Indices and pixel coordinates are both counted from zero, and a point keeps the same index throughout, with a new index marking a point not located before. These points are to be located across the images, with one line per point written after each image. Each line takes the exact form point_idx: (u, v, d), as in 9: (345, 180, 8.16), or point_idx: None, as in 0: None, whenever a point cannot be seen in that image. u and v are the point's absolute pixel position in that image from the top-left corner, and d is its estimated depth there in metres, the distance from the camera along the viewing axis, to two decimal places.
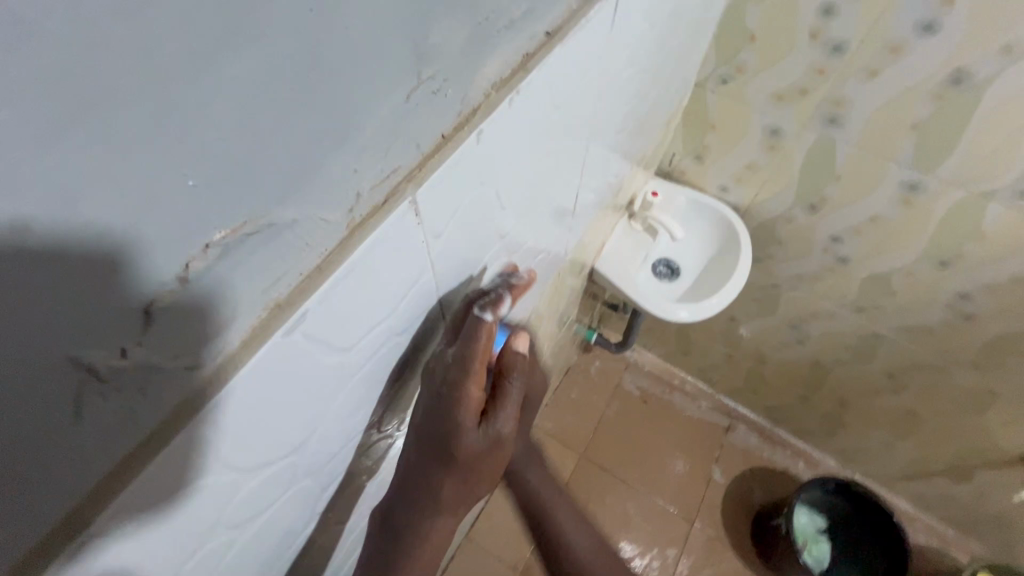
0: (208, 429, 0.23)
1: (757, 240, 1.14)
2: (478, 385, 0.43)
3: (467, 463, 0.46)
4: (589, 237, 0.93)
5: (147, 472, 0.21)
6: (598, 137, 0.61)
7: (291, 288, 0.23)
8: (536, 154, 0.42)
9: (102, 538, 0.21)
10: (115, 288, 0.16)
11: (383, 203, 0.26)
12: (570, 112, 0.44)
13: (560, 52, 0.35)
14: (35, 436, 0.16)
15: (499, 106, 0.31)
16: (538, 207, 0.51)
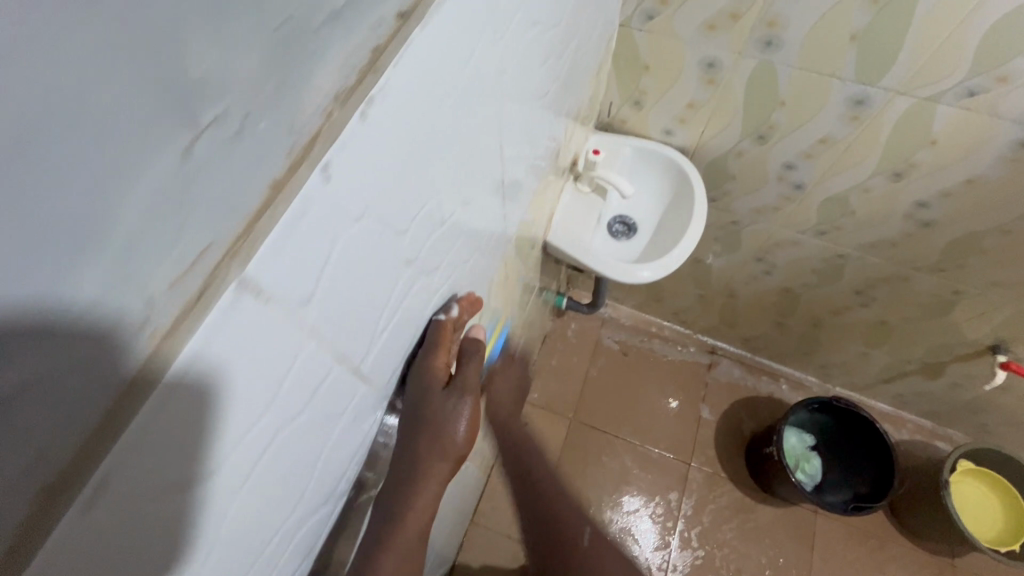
0: (104, 499, 0.19)
1: (710, 179, 1.09)
2: (443, 362, 0.52)
3: (438, 430, 0.53)
4: (534, 212, 0.86)
5: None
6: (516, 110, 0.54)
7: (70, 455, 0.17)
8: (431, 158, 0.35)
9: None
10: None
11: (200, 297, 0.19)
12: (465, 98, 0.37)
13: (426, 33, 0.28)
14: None
15: (347, 126, 0.24)
16: (455, 213, 0.45)
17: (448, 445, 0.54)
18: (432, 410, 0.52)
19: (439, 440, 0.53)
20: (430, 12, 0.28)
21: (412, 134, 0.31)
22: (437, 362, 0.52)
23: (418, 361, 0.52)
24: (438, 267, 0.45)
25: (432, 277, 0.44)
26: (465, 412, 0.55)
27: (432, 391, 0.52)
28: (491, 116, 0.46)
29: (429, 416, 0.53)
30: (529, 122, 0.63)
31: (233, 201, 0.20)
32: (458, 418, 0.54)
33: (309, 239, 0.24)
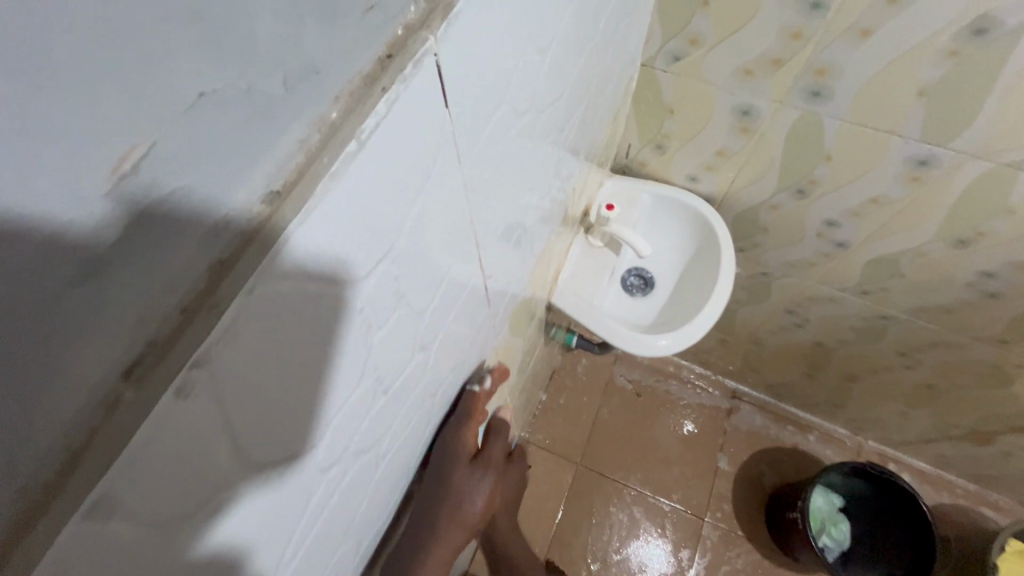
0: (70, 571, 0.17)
1: (737, 230, 0.98)
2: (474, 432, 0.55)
3: (461, 493, 0.56)
4: (537, 277, 0.75)
5: None
6: (503, 201, 0.44)
7: None
8: (356, 334, 0.27)
9: None
10: None
11: None
12: (408, 243, 0.29)
13: (303, 231, 0.19)
14: None
15: (157, 404, 0.17)
16: (419, 352, 0.37)
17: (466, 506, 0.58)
18: (458, 475, 0.55)
19: (458, 506, 0.56)
20: (314, 196, 0.19)
21: (315, 333, 0.23)
22: (470, 432, 0.55)
23: (371, 516, 0.43)
24: (395, 422, 0.38)
25: (379, 440, 0.37)
26: (485, 478, 0.60)
27: (462, 456, 0.55)
28: (462, 236, 0.36)
29: (453, 483, 0.55)
30: (526, 200, 0.53)
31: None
32: (479, 485, 0.59)
33: (83, 564, 0.17)
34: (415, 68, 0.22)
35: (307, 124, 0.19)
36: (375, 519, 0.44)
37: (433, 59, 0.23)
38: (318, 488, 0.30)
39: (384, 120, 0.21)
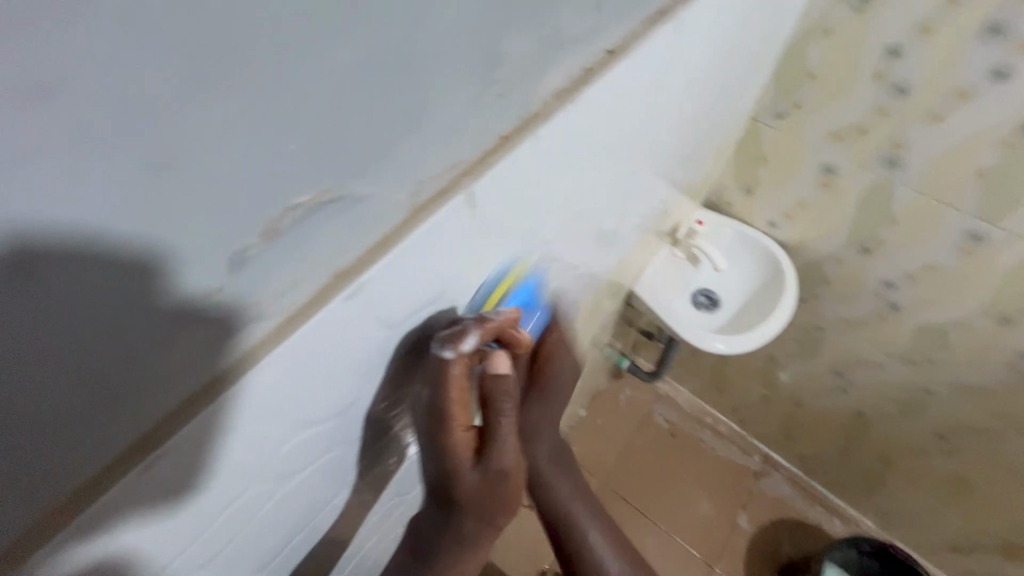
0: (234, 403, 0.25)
1: (803, 279, 1.12)
2: (459, 424, 0.39)
3: (472, 502, 0.42)
4: (630, 259, 0.92)
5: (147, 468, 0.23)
6: (650, 158, 0.63)
7: (347, 264, 0.26)
8: (589, 166, 0.45)
9: (98, 529, 0.24)
10: (152, 295, 0.18)
11: (441, 193, 0.29)
12: (624, 131, 0.47)
13: (625, 66, 0.38)
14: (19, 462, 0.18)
15: (561, 113, 0.34)
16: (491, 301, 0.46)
17: (484, 524, 0.44)
18: (459, 480, 0.41)
19: (473, 518, 0.43)
20: (633, 53, 0.38)
21: (428, 244, 0.30)
22: (456, 425, 0.39)
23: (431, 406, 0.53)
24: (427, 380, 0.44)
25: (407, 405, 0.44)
26: (501, 483, 0.42)
27: (453, 451, 0.40)
28: (637, 149, 0.54)
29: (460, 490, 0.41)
30: (654, 176, 0.71)
31: (306, 193, 0.21)
32: (497, 489, 0.42)
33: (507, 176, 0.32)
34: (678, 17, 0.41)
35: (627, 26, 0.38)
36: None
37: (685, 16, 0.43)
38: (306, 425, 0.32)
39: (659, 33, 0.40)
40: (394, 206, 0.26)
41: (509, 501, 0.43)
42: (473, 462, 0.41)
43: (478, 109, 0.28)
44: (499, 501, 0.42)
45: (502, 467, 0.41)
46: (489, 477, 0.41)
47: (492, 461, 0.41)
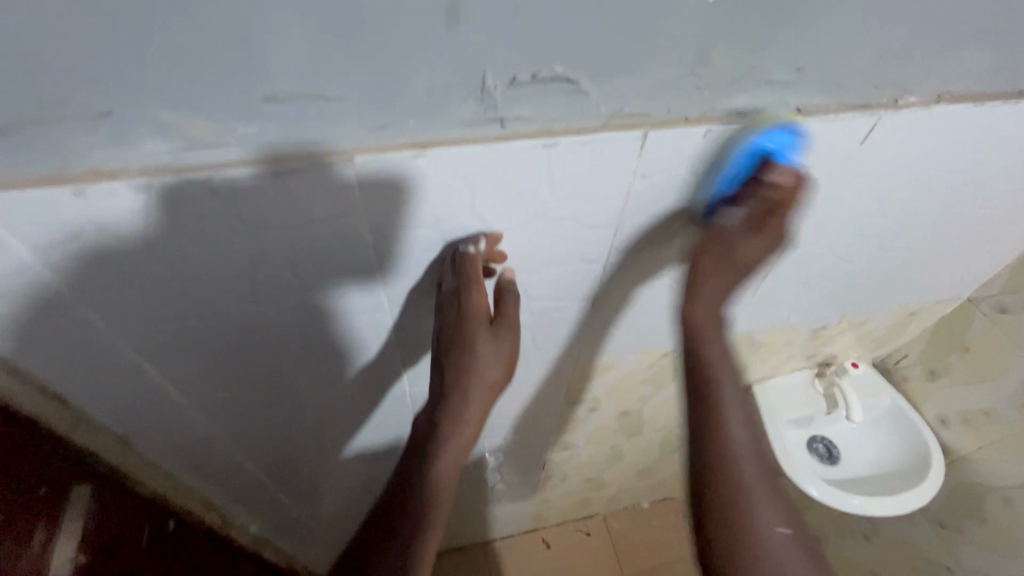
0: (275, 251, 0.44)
1: (956, 500, 0.97)
2: (484, 291, 0.49)
3: (484, 355, 0.52)
4: (765, 357, 0.94)
5: (215, 270, 0.44)
6: (825, 253, 0.68)
7: (563, 125, 0.42)
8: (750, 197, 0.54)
9: (194, 296, 0.46)
10: (225, 173, 0.38)
11: (627, 122, 0.43)
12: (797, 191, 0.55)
13: (806, 122, 0.47)
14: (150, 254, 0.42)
15: (730, 124, 0.45)
16: (624, 255, 0.57)
17: (479, 390, 0.52)
18: (473, 341, 0.51)
19: (483, 368, 0.52)
20: (818, 117, 0.48)
21: (595, 153, 0.44)
22: (479, 292, 0.49)
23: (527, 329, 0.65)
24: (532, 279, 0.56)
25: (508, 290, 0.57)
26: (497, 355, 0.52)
27: (476, 317, 0.50)
28: (807, 221, 0.61)
29: (475, 347, 0.51)
30: (825, 283, 0.75)
31: (562, 66, 0.38)
32: (502, 347, 0.53)
33: (681, 140, 0.46)
34: (874, 114, 0.49)
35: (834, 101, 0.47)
36: (595, 324, 0.68)
37: (890, 119, 0.50)
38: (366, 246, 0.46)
39: (853, 118, 0.49)
40: (592, 111, 0.42)
41: (509, 360, 0.54)
42: (489, 328, 0.52)
43: (676, 88, 0.42)
44: (507, 355, 0.53)
45: (509, 331, 0.53)
46: (498, 336, 0.52)
47: (501, 326, 0.52)
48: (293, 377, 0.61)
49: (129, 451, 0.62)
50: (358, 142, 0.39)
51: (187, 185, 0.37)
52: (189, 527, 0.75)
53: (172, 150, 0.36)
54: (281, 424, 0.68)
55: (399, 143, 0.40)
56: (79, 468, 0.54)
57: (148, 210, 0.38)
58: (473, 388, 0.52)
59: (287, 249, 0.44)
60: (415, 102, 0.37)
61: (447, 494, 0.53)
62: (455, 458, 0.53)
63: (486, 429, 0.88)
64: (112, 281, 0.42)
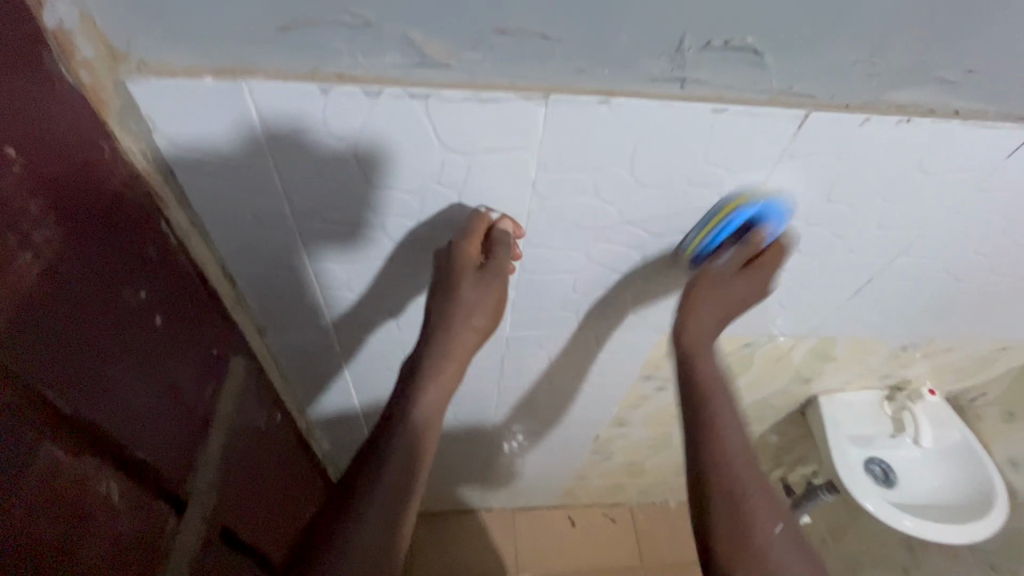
0: (339, 192, 0.51)
1: (1011, 544, 0.96)
2: (475, 245, 0.54)
3: (467, 299, 0.56)
4: (840, 368, 0.95)
5: (286, 207, 0.52)
6: (936, 268, 0.69)
7: (734, 94, 0.46)
8: (884, 194, 0.57)
9: (273, 230, 0.55)
10: (303, 131, 0.45)
11: (793, 102, 0.47)
12: (931, 196, 0.57)
13: (961, 126, 0.50)
14: (235, 195, 0.50)
15: (889, 116, 0.48)
16: (743, 232, 0.60)
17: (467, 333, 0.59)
18: (464, 282, 0.55)
19: (466, 311, 0.57)
20: (975, 122, 0.50)
21: (756, 126, 0.48)
22: (471, 246, 0.54)
23: (630, 290, 0.69)
24: (656, 241, 0.60)
25: (630, 248, 0.61)
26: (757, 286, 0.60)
27: (464, 265, 0.54)
28: (927, 231, 0.62)
29: (463, 291, 0.55)
30: (925, 300, 0.76)
31: (753, 38, 0.42)
32: (488, 291, 0.56)
33: (838, 127, 0.48)
34: None
35: (991, 111, 0.50)
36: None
37: None
38: (433, 190, 0.52)
39: (1008, 128, 0.50)
40: (763, 84, 0.46)
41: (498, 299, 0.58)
42: (478, 273, 0.55)
43: (849, 73, 0.45)
44: (485, 298, 0.57)
45: (496, 278, 0.56)
46: (489, 281, 0.55)
47: (492, 271, 0.55)
48: (417, 299, 0.67)
49: (260, 338, 0.70)
50: (553, 83, 0.44)
51: (413, 101, 0.43)
52: (286, 422, 0.83)
53: (407, 66, 0.42)
54: (390, 342, 0.75)
55: (591, 89, 0.44)
56: (235, 342, 0.62)
57: (369, 120, 0.44)
58: (453, 322, 0.57)
59: (344, 196, 0.51)
60: (616, 51, 0.42)
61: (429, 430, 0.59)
62: (441, 392, 0.59)
63: (558, 388, 0.93)
64: (306, 177, 0.49)
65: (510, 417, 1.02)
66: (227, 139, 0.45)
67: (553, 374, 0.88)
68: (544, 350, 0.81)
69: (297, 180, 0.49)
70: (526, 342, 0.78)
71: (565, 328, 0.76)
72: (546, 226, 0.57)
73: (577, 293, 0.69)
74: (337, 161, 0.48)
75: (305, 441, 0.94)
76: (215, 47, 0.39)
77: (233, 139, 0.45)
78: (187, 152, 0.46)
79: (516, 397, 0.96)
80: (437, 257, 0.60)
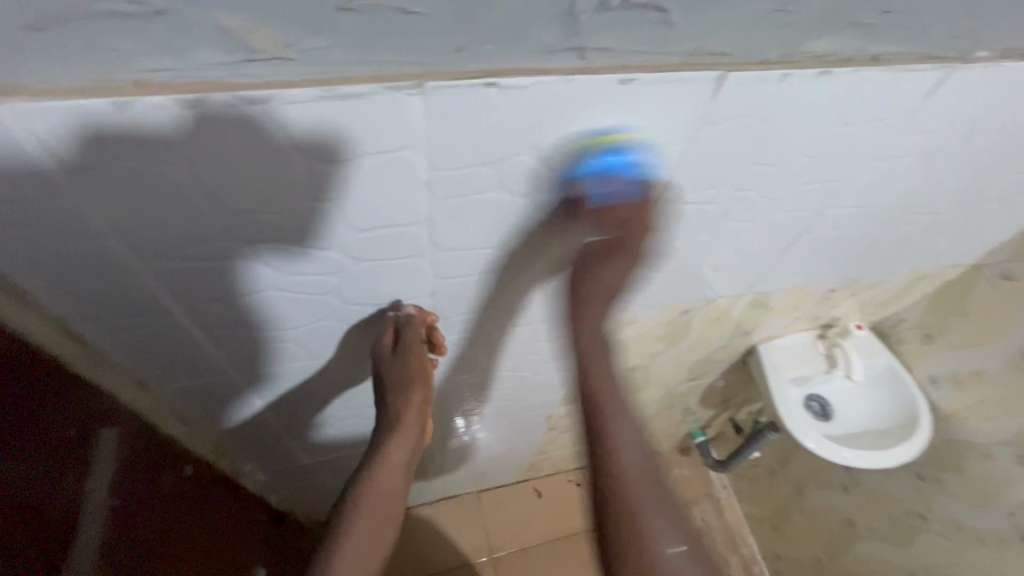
0: (184, 224, 0.41)
1: (933, 455, 1.04)
2: (387, 334, 0.60)
3: (391, 376, 0.62)
4: (776, 317, 0.96)
5: (119, 248, 0.42)
6: (859, 214, 0.68)
7: (641, 62, 0.40)
8: (807, 150, 0.53)
9: (116, 277, 0.44)
10: (106, 155, 0.35)
11: (706, 64, 0.41)
12: (852, 147, 0.55)
13: (879, 71, 0.46)
14: (42, 242, 0.40)
15: (807, 70, 0.44)
16: (668, 208, 0.56)
17: (407, 417, 0.65)
18: (384, 367, 0.62)
19: (399, 392, 0.63)
20: (892, 66, 0.46)
21: (670, 94, 0.42)
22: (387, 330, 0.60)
23: (561, 279, 0.64)
24: (581, 228, 0.55)
25: (552, 238, 0.55)
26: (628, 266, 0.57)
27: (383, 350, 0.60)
28: (851, 180, 0.60)
29: (387, 369, 0.62)
30: (850, 245, 0.76)
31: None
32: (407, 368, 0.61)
33: (755, 86, 0.44)
34: (943, 66, 0.48)
35: (905, 54, 0.46)
36: (628, 275, 0.68)
37: (954, 73, 0.49)
38: (307, 209, 0.43)
39: (925, 69, 0.47)
40: (672, 48, 0.40)
41: (419, 369, 0.62)
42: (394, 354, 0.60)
43: (764, 25, 0.40)
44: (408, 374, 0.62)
45: (414, 356, 0.60)
46: (401, 364, 0.61)
47: (402, 351, 0.59)
48: (326, 323, 0.59)
49: (145, 395, 0.59)
50: (428, 67, 0.36)
51: (251, 107, 0.34)
52: (203, 472, 0.73)
53: (234, 65, 0.33)
54: (304, 372, 0.66)
55: (473, 69, 0.37)
56: (98, 412, 0.52)
57: (197, 137, 0.35)
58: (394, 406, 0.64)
59: (191, 227, 0.42)
60: (499, 25, 0.34)
61: (379, 518, 0.64)
62: (386, 479, 0.65)
63: (502, 380, 0.88)
64: (136, 212, 0.39)
65: (457, 414, 0.97)
66: (8, 172, 0.34)
67: (493, 368, 0.83)
68: (479, 349, 0.75)
69: (132, 220, 0.40)
70: (459, 344, 0.72)
71: (498, 325, 0.71)
72: (456, 228, 0.50)
73: (508, 289, 0.63)
74: (191, 197, 0.39)
75: (232, 481, 0.84)
76: None
77: (16, 174, 0.34)
78: None
79: (459, 398, 0.90)
80: (334, 276, 0.52)
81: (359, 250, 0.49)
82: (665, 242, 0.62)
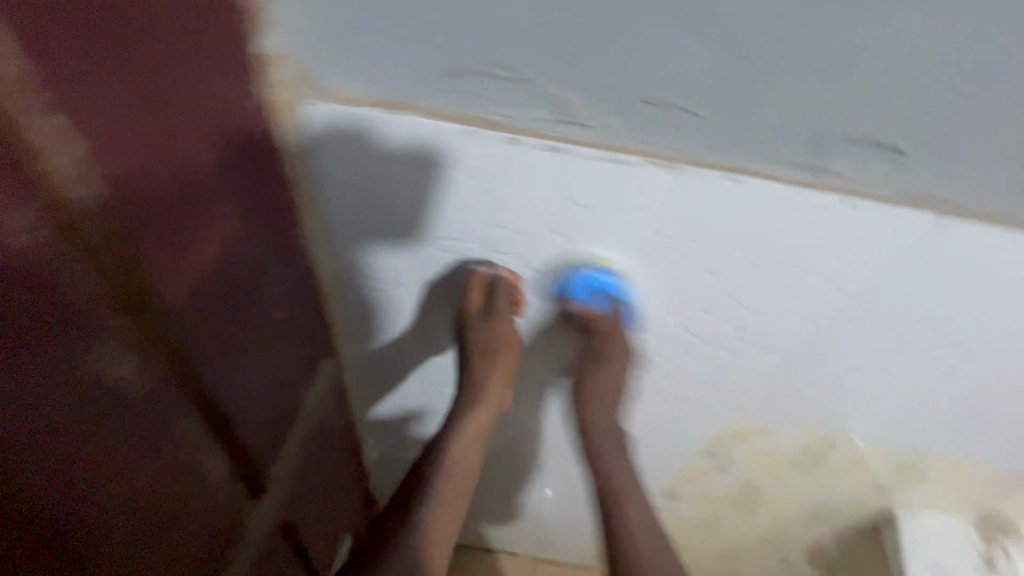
0: (454, 226, 0.54)
1: None
2: (475, 295, 0.58)
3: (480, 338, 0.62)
4: (928, 488, 0.87)
5: (402, 233, 0.55)
6: None
7: (869, 192, 0.45)
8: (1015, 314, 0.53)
9: (386, 253, 0.58)
10: (438, 166, 0.48)
11: (931, 208, 0.45)
12: None
13: None
14: (359, 216, 0.54)
15: None
16: (847, 329, 0.58)
17: (492, 387, 0.66)
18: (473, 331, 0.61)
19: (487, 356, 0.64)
20: None
21: (887, 224, 0.47)
22: (477, 291, 0.58)
23: (714, 364, 0.67)
24: (755, 321, 0.59)
25: (724, 322, 0.60)
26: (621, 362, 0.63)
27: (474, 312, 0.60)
28: None
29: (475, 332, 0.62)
30: None
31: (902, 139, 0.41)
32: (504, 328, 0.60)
33: (976, 237, 0.46)
34: None
35: None
36: (779, 383, 0.69)
37: None
38: (542, 237, 0.53)
39: None
40: (901, 187, 0.45)
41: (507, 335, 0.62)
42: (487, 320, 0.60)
43: (999, 187, 0.44)
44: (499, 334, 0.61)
45: (506, 319, 0.60)
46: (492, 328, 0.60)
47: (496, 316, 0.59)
48: None
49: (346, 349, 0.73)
50: (687, 155, 0.45)
51: (549, 154, 0.46)
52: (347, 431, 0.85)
53: (550, 123, 0.45)
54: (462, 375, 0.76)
55: (721, 166, 0.45)
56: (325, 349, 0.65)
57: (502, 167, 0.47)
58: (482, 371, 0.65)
59: (457, 229, 0.54)
60: (755, 136, 0.43)
61: (461, 486, 0.68)
62: (467, 447, 0.68)
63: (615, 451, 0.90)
64: (429, 209, 0.52)
65: (555, 473, 0.98)
66: (372, 164, 0.49)
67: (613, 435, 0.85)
68: None
69: (422, 213, 0.52)
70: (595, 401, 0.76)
71: (637, 393, 0.75)
72: (647, 289, 0.57)
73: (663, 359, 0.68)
74: (468, 204, 0.51)
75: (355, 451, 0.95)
76: (387, 86, 0.43)
77: (374, 168, 0.49)
78: (332, 172, 0.50)
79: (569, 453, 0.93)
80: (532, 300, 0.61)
81: (561, 283, 0.58)
82: (831, 361, 0.63)
